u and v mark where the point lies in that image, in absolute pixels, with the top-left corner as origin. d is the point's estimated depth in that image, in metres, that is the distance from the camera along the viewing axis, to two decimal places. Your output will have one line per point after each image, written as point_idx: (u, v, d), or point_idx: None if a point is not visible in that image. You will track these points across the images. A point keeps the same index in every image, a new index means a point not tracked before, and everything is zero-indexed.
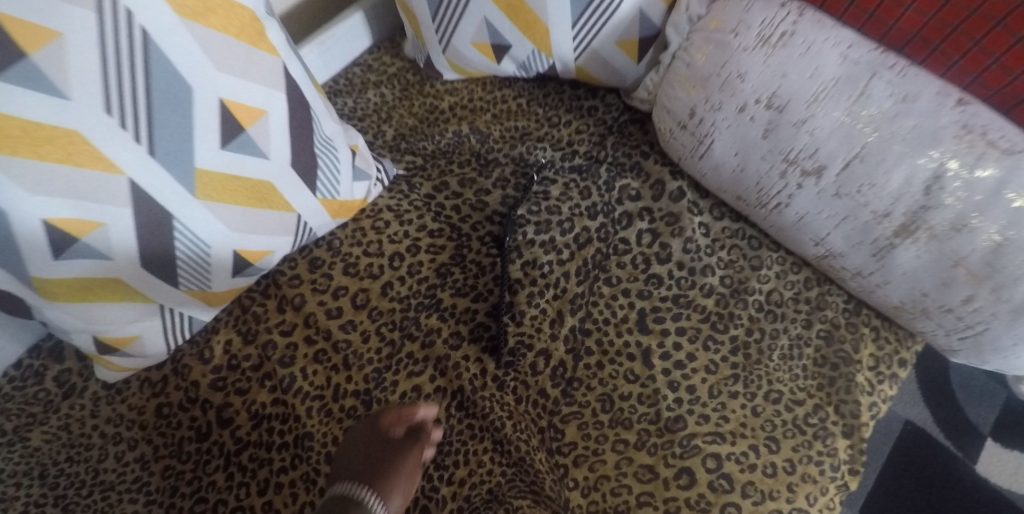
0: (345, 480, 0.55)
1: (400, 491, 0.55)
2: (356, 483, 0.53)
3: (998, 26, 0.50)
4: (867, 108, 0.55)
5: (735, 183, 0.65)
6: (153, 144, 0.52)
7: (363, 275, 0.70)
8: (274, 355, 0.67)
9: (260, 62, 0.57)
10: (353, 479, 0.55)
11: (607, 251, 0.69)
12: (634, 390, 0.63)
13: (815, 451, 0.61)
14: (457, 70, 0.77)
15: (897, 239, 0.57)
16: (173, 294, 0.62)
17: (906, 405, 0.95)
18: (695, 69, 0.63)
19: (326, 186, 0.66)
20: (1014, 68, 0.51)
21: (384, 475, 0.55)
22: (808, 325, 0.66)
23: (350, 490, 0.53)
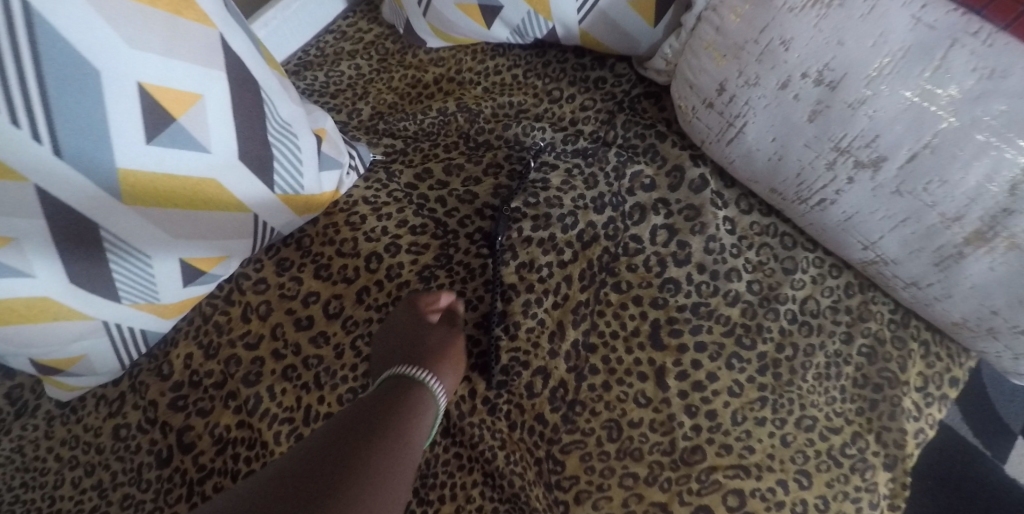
0: (394, 363, 0.54)
1: (451, 367, 0.55)
2: (408, 364, 0.53)
3: None
4: (944, 87, 0.43)
5: (770, 173, 0.55)
6: (58, 143, 0.43)
7: (336, 279, 0.61)
8: (238, 371, 0.59)
9: (183, 34, 0.47)
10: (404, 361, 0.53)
11: (616, 251, 0.60)
12: (645, 416, 0.55)
13: (853, 487, 0.53)
14: (443, 37, 0.67)
15: (967, 247, 0.47)
16: (117, 309, 0.54)
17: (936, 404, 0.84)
18: (726, 34, 0.52)
19: (286, 179, 0.56)
20: None
21: (432, 356, 0.54)
22: (848, 339, 0.56)
23: (405, 372, 0.52)
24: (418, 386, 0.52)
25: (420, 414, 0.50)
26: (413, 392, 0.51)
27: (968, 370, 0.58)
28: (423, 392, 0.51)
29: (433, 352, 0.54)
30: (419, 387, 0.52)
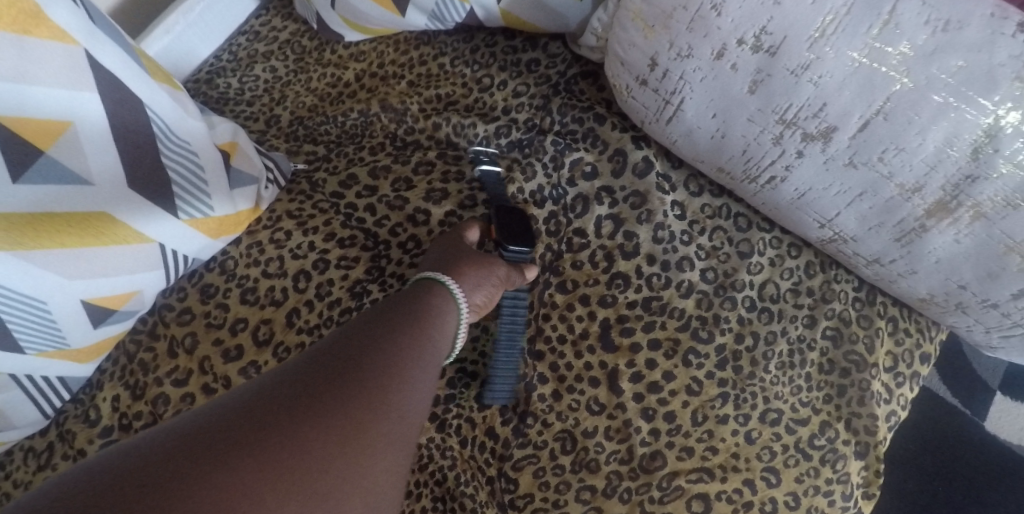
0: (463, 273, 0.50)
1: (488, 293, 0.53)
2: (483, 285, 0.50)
3: None
4: (895, 45, 0.38)
5: (714, 153, 0.50)
6: None
7: (265, 303, 0.57)
8: (167, 410, 0.55)
9: (38, 57, 0.42)
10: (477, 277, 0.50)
11: (560, 248, 0.56)
12: (600, 424, 0.52)
13: (824, 480, 0.50)
14: (358, 29, 0.62)
15: (929, 219, 0.43)
16: (25, 360, 0.50)
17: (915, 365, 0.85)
18: (651, 3, 0.45)
19: (191, 202, 0.52)
20: None
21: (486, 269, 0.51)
22: (812, 323, 0.53)
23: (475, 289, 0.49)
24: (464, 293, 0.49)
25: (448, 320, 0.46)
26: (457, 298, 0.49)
27: (940, 343, 0.54)
28: (450, 298, 0.47)
29: (488, 264, 0.51)
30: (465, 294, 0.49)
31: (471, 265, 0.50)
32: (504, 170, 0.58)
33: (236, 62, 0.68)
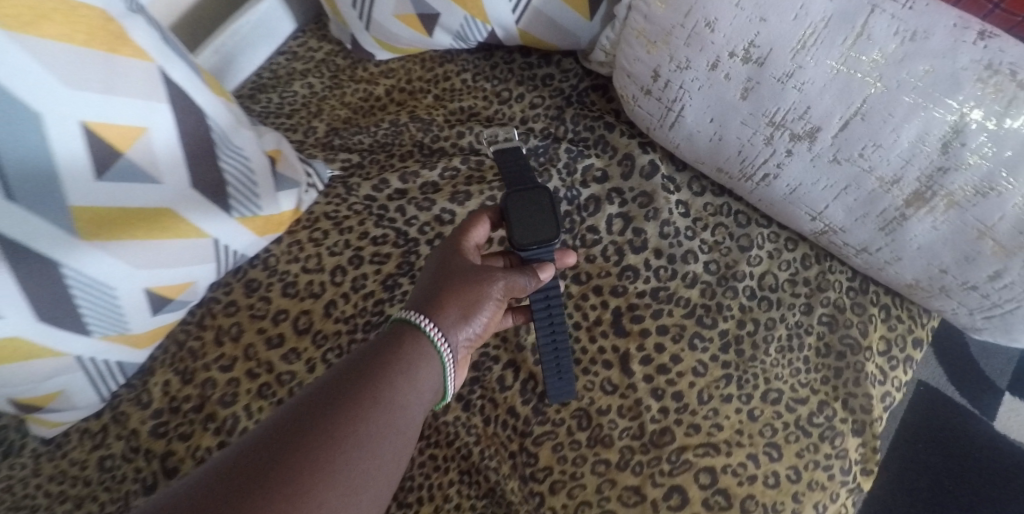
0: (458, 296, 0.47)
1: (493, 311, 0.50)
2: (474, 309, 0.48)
3: None
4: (868, 53, 0.44)
5: (713, 154, 0.55)
6: (9, 186, 0.43)
7: (304, 296, 0.63)
8: (215, 393, 0.61)
9: (122, 72, 0.48)
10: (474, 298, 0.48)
11: (575, 244, 0.60)
12: (612, 403, 0.56)
13: (823, 455, 0.54)
14: (389, 49, 0.66)
15: (908, 209, 0.47)
16: (90, 343, 0.56)
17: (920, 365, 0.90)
18: (654, 23, 0.51)
19: (243, 203, 0.58)
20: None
21: (481, 294, 0.48)
22: (808, 310, 0.57)
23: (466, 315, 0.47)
24: (450, 330, 0.46)
25: (423, 370, 0.44)
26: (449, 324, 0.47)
27: (931, 330, 0.58)
28: (427, 341, 0.45)
29: (483, 289, 0.48)
30: (454, 330, 0.47)
31: (463, 293, 0.48)
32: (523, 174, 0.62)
33: (271, 77, 0.73)
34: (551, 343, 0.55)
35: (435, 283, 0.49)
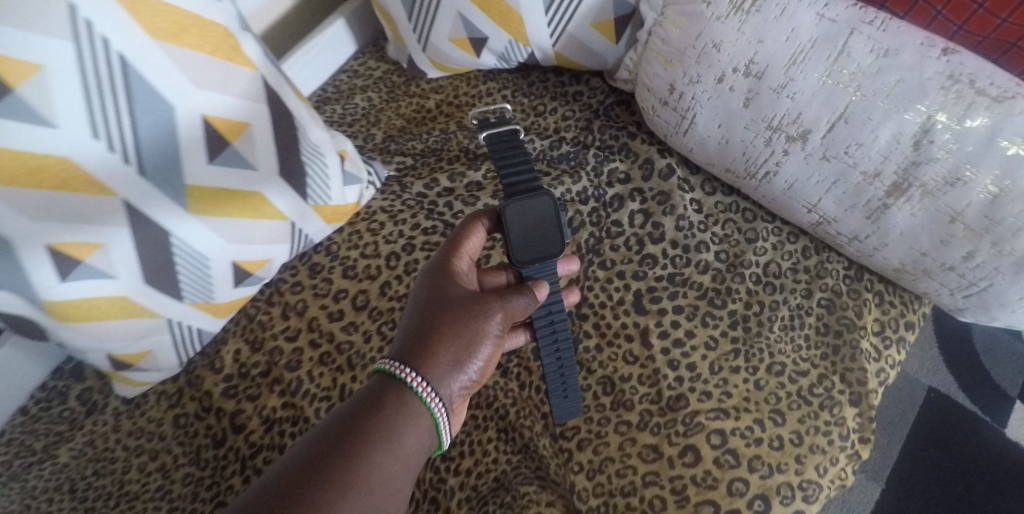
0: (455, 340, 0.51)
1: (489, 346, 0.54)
2: (471, 350, 0.51)
3: None
4: (847, 67, 0.53)
5: (721, 155, 0.63)
6: (143, 164, 0.54)
7: (362, 277, 0.71)
8: (281, 359, 0.69)
9: (237, 77, 0.58)
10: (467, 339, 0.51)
11: (601, 235, 0.69)
12: (633, 371, 0.63)
13: (823, 421, 0.60)
14: (440, 68, 0.76)
15: (890, 199, 0.55)
16: (180, 307, 0.65)
17: (929, 374, 1.01)
18: (670, 45, 0.61)
19: (317, 192, 0.67)
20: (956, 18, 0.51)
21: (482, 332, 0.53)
22: (808, 294, 0.64)
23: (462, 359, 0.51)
24: (450, 378, 0.50)
25: (405, 434, 0.47)
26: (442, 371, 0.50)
27: (924, 315, 0.65)
28: (417, 400, 0.49)
29: (482, 324, 0.53)
30: (453, 379, 0.51)
31: (460, 338, 0.51)
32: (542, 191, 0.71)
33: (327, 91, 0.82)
34: (557, 367, 0.62)
35: (421, 329, 0.52)
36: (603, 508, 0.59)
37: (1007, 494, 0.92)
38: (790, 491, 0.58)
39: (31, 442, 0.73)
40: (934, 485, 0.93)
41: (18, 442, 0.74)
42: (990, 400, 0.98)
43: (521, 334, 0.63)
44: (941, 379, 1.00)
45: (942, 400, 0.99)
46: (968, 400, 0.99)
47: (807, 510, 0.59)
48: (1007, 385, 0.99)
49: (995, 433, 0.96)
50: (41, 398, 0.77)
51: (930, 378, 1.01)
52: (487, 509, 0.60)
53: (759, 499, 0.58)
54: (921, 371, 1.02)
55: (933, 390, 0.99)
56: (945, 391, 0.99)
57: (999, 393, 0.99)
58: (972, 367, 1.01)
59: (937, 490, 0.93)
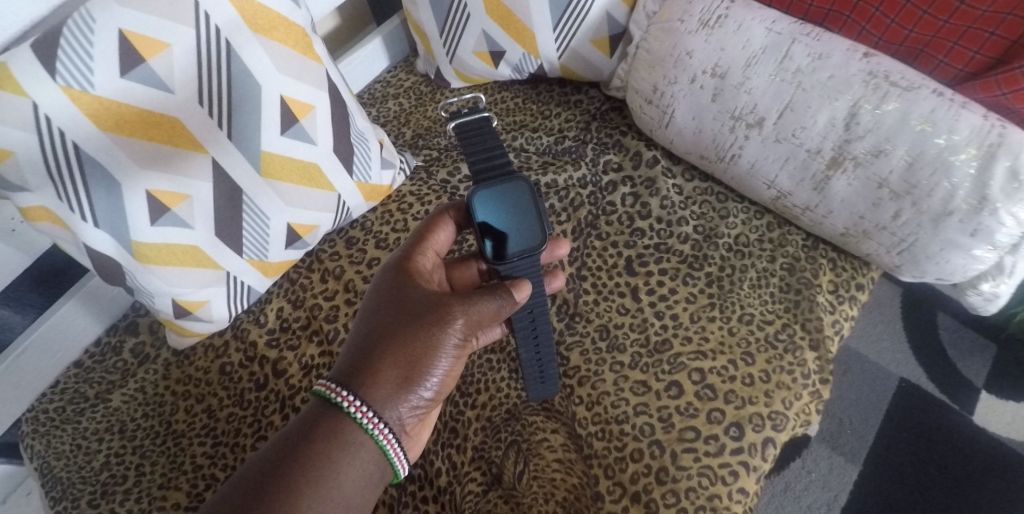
0: (414, 361, 0.58)
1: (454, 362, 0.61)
2: (427, 369, 0.59)
3: (859, 3, 0.68)
4: (791, 67, 0.68)
5: (696, 143, 0.77)
6: (231, 129, 0.66)
7: (392, 248, 0.82)
8: (320, 315, 0.80)
9: (310, 68, 0.71)
10: (424, 359, 0.59)
11: (597, 212, 0.81)
12: (625, 321, 0.75)
13: (787, 362, 0.71)
14: (463, 78, 0.90)
15: (831, 171, 0.68)
16: (239, 262, 0.75)
17: (900, 365, 1.10)
18: (653, 54, 0.76)
19: (361, 171, 0.79)
20: (877, 31, 0.68)
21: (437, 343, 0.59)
22: (772, 259, 0.76)
23: (419, 380, 0.59)
24: (396, 398, 0.58)
25: (341, 461, 0.55)
26: (398, 395, 0.58)
27: (872, 280, 0.77)
28: (358, 427, 0.56)
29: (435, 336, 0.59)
30: (399, 399, 0.58)
31: (407, 357, 0.58)
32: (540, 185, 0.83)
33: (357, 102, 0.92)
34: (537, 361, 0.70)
35: (368, 351, 0.59)
36: (600, 433, 0.70)
37: (974, 476, 1.00)
38: (760, 420, 0.68)
39: (86, 390, 0.83)
40: (907, 467, 1.02)
41: (73, 390, 0.83)
42: (959, 389, 1.07)
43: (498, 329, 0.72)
44: (911, 369, 1.09)
45: (912, 389, 1.08)
46: (936, 388, 1.07)
47: (776, 437, 0.69)
48: (972, 375, 1.08)
49: (963, 419, 1.05)
50: (95, 352, 0.86)
51: (902, 369, 1.09)
52: (501, 436, 0.71)
53: (733, 426, 0.68)
54: (894, 363, 1.10)
55: (904, 379, 1.08)
56: (915, 381, 1.08)
57: (965, 382, 1.07)
58: (940, 359, 1.10)
59: (909, 472, 1.02)
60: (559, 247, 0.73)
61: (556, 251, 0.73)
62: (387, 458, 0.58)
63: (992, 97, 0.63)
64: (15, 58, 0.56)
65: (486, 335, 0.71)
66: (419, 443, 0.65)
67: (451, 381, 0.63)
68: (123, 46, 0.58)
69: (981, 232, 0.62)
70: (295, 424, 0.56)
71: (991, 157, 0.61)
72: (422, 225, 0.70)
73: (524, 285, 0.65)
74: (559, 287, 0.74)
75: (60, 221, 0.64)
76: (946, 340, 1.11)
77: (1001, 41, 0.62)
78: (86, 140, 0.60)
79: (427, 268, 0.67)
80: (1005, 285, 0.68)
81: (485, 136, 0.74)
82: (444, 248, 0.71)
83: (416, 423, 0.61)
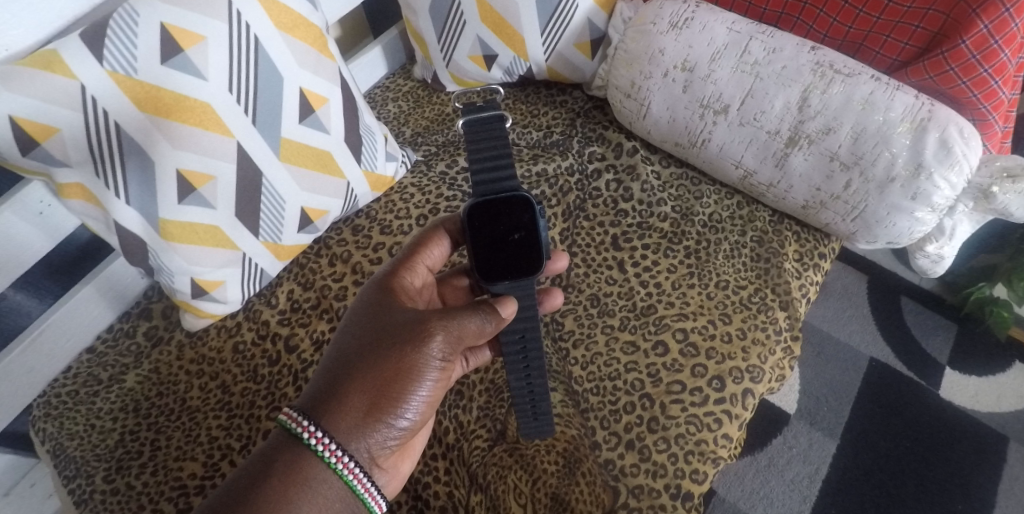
0: (384, 391, 0.59)
1: (433, 389, 0.62)
2: (399, 398, 0.60)
3: (806, 6, 0.79)
4: (749, 60, 0.78)
5: (671, 132, 0.86)
6: (256, 116, 0.73)
7: (396, 233, 0.88)
8: (330, 294, 0.85)
9: (326, 64, 0.79)
10: (395, 389, 0.59)
11: (584, 196, 0.90)
12: (613, 290, 0.82)
13: (760, 320, 0.79)
14: (458, 81, 0.99)
15: (789, 149, 0.78)
16: (255, 244, 0.81)
17: (869, 346, 1.18)
18: (630, 53, 0.86)
19: (368, 160, 0.86)
20: (821, 29, 0.80)
21: (409, 370, 0.59)
22: (743, 233, 0.85)
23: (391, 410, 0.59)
24: (362, 430, 0.59)
25: (302, 499, 0.56)
26: (367, 428, 0.59)
27: (833, 250, 0.86)
28: (321, 462, 0.58)
29: (406, 363, 0.59)
30: (365, 431, 0.59)
31: (374, 386, 0.59)
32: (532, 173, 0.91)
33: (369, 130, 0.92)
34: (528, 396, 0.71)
35: (337, 380, 0.60)
36: (595, 389, 0.76)
37: (942, 445, 1.08)
38: (739, 372, 0.75)
39: (99, 373, 0.86)
40: (882, 439, 1.09)
41: (86, 374, 0.86)
42: (926, 366, 1.16)
43: (486, 350, 0.73)
44: (879, 349, 1.18)
45: (882, 367, 1.16)
46: (904, 366, 1.16)
47: (754, 388, 0.75)
48: (936, 353, 1.17)
49: (930, 393, 1.13)
50: (108, 337, 0.89)
51: (871, 349, 1.18)
52: (503, 396, 0.77)
53: (715, 378, 0.75)
54: (864, 344, 1.19)
55: (873, 358, 1.16)
56: (883, 360, 1.17)
57: (930, 360, 1.16)
58: (905, 339, 1.19)
59: (883, 443, 1.08)
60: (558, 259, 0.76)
61: (554, 263, 0.76)
62: (355, 494, 0.59)
63: (920, 81, 0.73)
64: (67, 46, 0.63)
65: (475, 357, 0.73)
66: (397, 474, 0.66)
67: (430, 408, 0.64)
68: (164, 38, 0.66)
69: (920, 194, 0.72)
70: (258, 457, 0.58)
71: (922, 130, 0.70)
72: (411, 246, 0.72)
73: (509, 304, 0.64)
74: (559, 305, 0.76)
75: (93, 199, 0.70)
76: (910, 322, 1.21)
77: (926, 32, 0.73)
78: (126, 120, 0.66)
79: (413, 286, 0.70)
80: (947, 246, 0.78)
81: (497, 135, 0.69)
82: (437, 265, 0.74)
83: (390, 453, 0.62)
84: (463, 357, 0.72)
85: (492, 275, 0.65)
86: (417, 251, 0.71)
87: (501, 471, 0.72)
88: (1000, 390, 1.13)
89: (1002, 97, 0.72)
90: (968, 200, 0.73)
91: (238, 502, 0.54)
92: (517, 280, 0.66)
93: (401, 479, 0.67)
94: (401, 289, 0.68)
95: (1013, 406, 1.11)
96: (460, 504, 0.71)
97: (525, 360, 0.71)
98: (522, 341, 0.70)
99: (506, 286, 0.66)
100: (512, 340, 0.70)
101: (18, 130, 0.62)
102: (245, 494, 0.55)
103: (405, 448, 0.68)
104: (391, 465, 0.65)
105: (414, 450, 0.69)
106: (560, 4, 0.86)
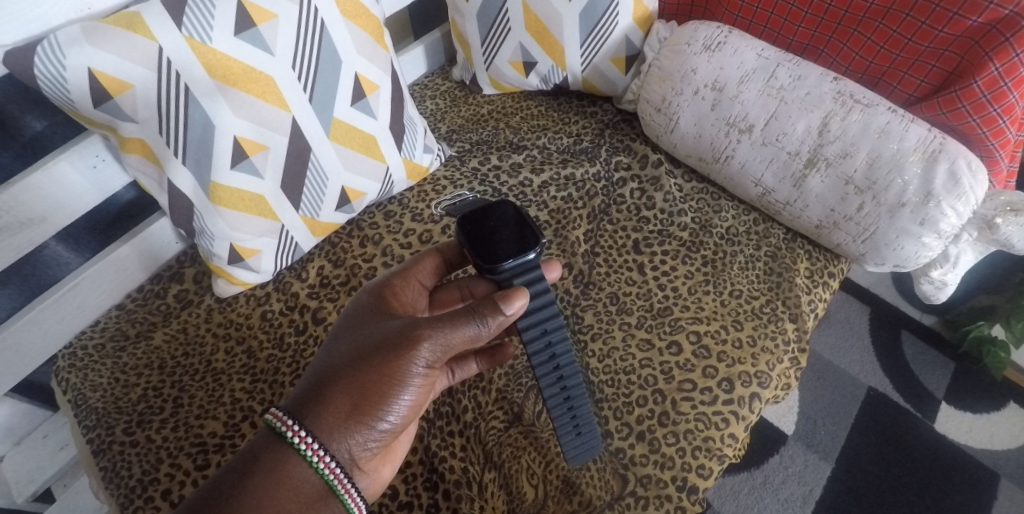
0: (368, 395, 0.58)
1: (416, 397, 0.61)
2: (383, 402, 0.59)
3: (831, 40, 0.86)
4: (775, 84, 0.84)
5: (697, 147, 0.91)
6: (313, 93, 0.78)
7: (427, 221, 0.92)
8: (360, 272, 0.88)
9: (380, 54, 0.84)
10: (378, 394, 0.59)
11: (610, 201, 0.94)
12: (633, 290, 0.86)
13: (770, 329, 0.82)
14: (496, 85, 1.05)
15: (807, 170, 0.82)
16: (294, 217, 0.84)
17: (869, 375, 1.22)
18: (664, 70, 0.92)
19: (408, 148, 0.91)
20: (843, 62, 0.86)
21: (392, 375, 0.59)
22: (757, 247, 0.89)
23: (375, 413, 0.59)
24: (344, 431, 0.58)
25: (285, 497, 0.56)
26: (348, 429, 0.58)
27: (842, 271, 0.90)
28: (304, 461, 0.57)
29: (391, 366, 0.59)
30: (347, 433, 0.58)
31: (358, 389, 0.59)
32: (561, 176, 0.95)
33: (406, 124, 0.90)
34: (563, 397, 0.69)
35: (321, 382, 0.60)
36: (610, 381, 0.79)
37: (935, 477, 1.10)
38: (747, 376, 0.78)
39: (127, 328, 0.88)
40: (876, 467, 1.11)
41: (114, 329, 0.88)
42: (923, 400, 1.19)
43: (473, 363, 0.74)
44: (877, 379, 1.22)
45: (880, 396, 1.19)
46: (901, 398, 1.19)
47: (761, 393, 0.79)
48: (933, 388, 1.20)
49: (925, 425, 1.16)
50: (137, 297, 0.91)
51: (870, 379, 1.22)
52: (522, 381, 0.80)
53: (725, 380, 0.78)
54: (864, 373, 1.23)
55: (872, 387, 1.20)
56: (881, 390, 1.20)
57: (927, 394, 1.20)
58: (903, 372, 1.23)
59: (876, 470, 1.11)
60: (552, 271, 0.72)
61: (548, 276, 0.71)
62: (335, 494, 0.58)
63: (934, 116, 0.79)
64: (150, 9, 0.68)
65: (461, 369, 0.74)
66: (380, 478, 0.65)
67: (415, 413, 0.63)
68: (240, 12, 0.71)
69: (928, 221, 0.76)
70: (242, 455, 0.58)
71: (933, 160, 0.75)
72: (406, 261, 0.72)
73: (518, 295, 0.60)
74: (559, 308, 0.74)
75: (152, 157, 0.74)
76: (910, 356, 1.25)
77: (941, 72, 0.79)
78: (195, 84, 0.70)
79: (402, 292, 0.69)
80: (951, 273, 0.83)
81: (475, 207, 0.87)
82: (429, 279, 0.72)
83: (372, 456, 0.61)
84: (449, 368, 0.74)
85: (495, 256, 0.63)
86: (408, 269, 0.71)
87: (516, 451, 0.75)
88: (994, 428, 1.16)
89: (1009, 136, 0.77)
90: (972, 230, 0.78)
91: (217, 496, 0.54)
92: (521, 257, 0.63)
93: (383, 483, 0.67)
94: (394, 300, 0.67)
95: (1006, 445, 1.14)
96: (473, 479, 0.72)
97: (557, 369, 0.68)
98: (549, 348, 0.67)
99: (512, 265, 0.63)
100: (535, 335, 0.66)
101: (94, 82, 0.66)
102: (228, 488, 0.54)
103: (388, 451, 0.67)
104: (373, 469, 0.64)
105: (397, 454, 0.69)
106: (601, 20, 0.92)
